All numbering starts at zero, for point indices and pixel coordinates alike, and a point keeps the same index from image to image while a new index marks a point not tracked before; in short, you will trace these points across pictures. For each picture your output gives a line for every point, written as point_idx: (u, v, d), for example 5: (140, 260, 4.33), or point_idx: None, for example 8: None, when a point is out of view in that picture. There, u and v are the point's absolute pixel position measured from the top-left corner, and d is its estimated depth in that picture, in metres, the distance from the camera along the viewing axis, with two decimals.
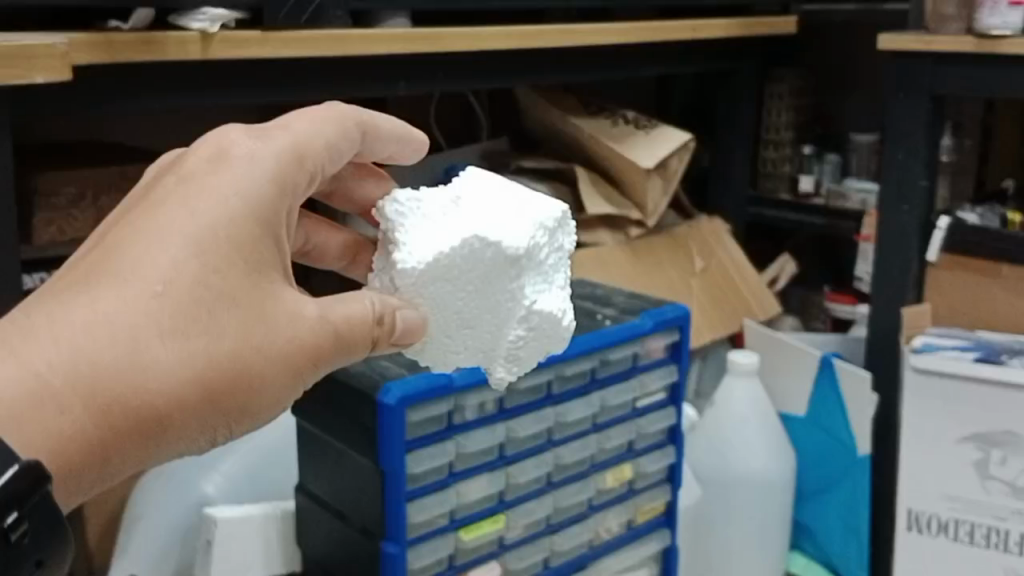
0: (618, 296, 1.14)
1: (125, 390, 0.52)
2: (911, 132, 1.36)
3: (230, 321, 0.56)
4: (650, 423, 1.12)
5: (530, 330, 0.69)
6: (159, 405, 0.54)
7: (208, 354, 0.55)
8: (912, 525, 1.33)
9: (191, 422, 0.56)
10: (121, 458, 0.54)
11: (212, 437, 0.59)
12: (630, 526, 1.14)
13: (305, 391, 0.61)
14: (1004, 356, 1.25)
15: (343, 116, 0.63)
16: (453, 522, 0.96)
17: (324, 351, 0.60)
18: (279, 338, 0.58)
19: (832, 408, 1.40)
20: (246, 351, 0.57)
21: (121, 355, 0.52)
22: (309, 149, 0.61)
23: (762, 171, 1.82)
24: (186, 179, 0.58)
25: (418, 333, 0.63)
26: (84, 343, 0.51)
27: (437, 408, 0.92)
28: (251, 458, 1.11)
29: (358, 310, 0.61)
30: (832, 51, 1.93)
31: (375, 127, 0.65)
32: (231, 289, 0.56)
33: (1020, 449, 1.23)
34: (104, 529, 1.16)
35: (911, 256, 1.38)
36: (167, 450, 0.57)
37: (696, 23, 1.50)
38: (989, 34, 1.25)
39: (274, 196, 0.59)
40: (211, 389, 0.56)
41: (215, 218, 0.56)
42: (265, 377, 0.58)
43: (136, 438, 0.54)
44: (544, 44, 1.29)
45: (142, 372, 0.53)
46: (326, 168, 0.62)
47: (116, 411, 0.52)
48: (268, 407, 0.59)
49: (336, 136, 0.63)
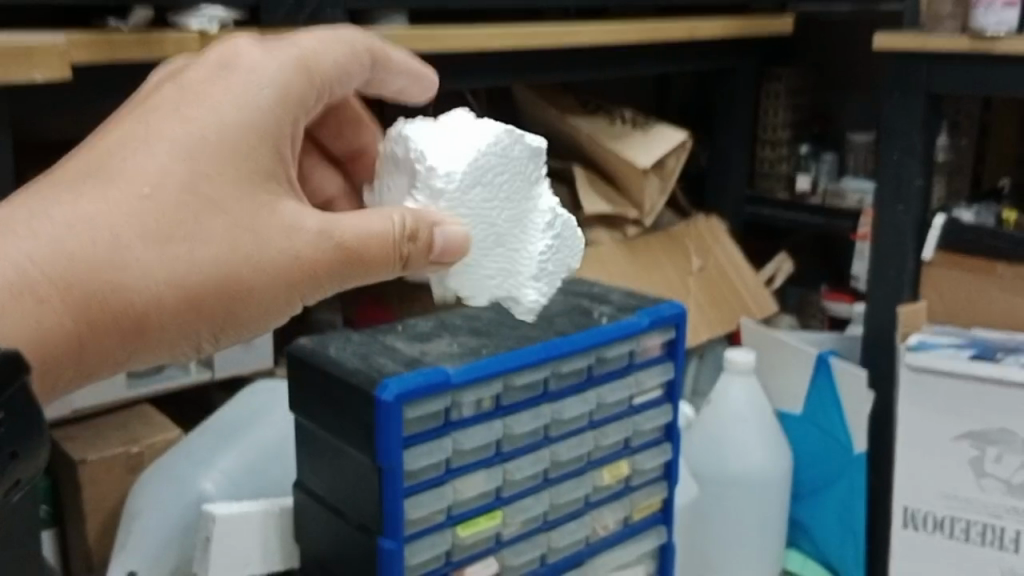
0: (615, 294, 1.15)
1: (111, 285, 0.59)
2: (906, 130, 1.36)
3: (217, 228, 0.63)
4: (646, 420, 1.13)
5: (555, 242, 0.78)
6: (136, 304, 0.61)
7: (190, 260, 0.62)
8: (908, 522, 1.33)
9: (174, 322, 0.63)
10: (103, 352, 0.61)
11: (195, 341, 0.66)
12: (627, 523, 1.15)
13: (295, 304, 0.68)
14: (1000, 353, 1.26)
15: (356, 41, 0.72)
16: (450, 518, 0.97)
17: (322, 265, 0.66)
18: (271, 252, 0.65)
19: (829, 406, 1.41)
20: (232, 261, 0.64)
21: (107, 251, 0.59)
22: (321, 62, 0.69)
23: (760, 171, 1.83)
24: (189, 89, 0.65)
25: (457, 250, 0.69)
26: (70, 241, 0.57)
27: (433, 405, 0.93)
28: (250, 455, 1.11)
29: (380, 226, 0.67)
30: (829, 51, 1.94)
31: (386, 56, 0.75)
32: (218, 198, 0.63)
33: (1016, 446, 1.24)
34: (103, 526, 1.17)
35: (906, 255, 1.39)
36: (151, 348, 0.64)
37: (693, 23, 1.51)
38: (984, 33, 1.25)
39: (276, 105, 0.66)
40: (193, 292, 0.63)
41: (206, 128, 0.63)
42: (251, 289, 0.65)
43: (119, 331, 0.61)
44: (541, 43, 1.30)
45: (126, 270, 0.59)
46: (335, 86, 0.71)
47: (94, 307, 0.58)
48: (251, 312, 0.66)
49: (348, 59, 0.71)
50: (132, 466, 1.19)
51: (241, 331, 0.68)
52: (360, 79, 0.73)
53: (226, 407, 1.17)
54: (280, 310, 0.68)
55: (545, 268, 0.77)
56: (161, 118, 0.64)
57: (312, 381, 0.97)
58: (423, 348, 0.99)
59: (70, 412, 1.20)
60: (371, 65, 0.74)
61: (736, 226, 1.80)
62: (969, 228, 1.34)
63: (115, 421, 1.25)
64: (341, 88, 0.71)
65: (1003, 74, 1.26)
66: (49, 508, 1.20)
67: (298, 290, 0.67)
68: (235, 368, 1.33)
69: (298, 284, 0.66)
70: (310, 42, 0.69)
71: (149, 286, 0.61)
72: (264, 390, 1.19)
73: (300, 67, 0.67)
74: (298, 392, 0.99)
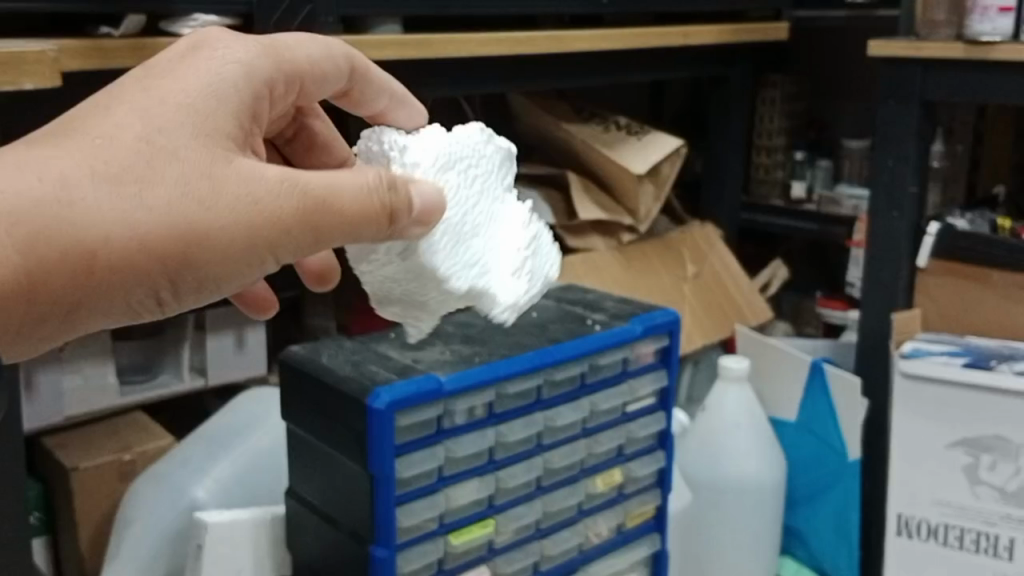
0: (609, 301, 1.15)
1: (53, 223, 0.54)
2: (901, 138, 1.36)
3: (173, 174, 0.59)
4: (640, 428, 1.13)
5: (530, 243, 0.79)
6: (85, 244, 0.55)
7: (142, 202, 0.57)
8: (902, 530, 1.33)
9: (127, 270, 0.58)
10: (48, 298, 0.56)
11: (152, 292, 0.60)
12: (620, 530, 1.14)
13: (266, 259, 0.63)
14: (993, 361, 1.26)
15: (335, 50, 0.74)
16: (442, 527, 0.96)
17: (288, 213, 0.62)
18: (232, 198, 0.60)
19: (823, 413, 1.41)
20: (190, 205, 0.59)
21: (49, 190, 0.54)
22: (303, 72, 0.71)
23: (754, 177, 1.84)
24: (152, 65, 0.64)
25: (435, 209, 0.68)
26: (14, 177, 0.54)
27: (426, 413, 0.93)
28: (243, 463, 1.11)
29: (355, 184, 0.64)
30: (823, 57, 1.94)
31: (364, 69, 0.77)
32: (177, 147, 0.59)
33: (1010, 453, 1.24)
34: (95, 534, 1.16)
35: (901, 262, 1.39)
36: (101, 300, 0.58)
37: (688, 29, 1.51)
38: (978, 40, 1.25)
39: (240, 81, 0.65)
40: (146, 237, 0.57)
41: (169, 93, 0.61)
42: (211, 237, 0.60)
43: (69, 276, 0.56)
44: (536, 50, 1.30)
45: (70, 209, 0.55)
46: (308, 83, 0.71)
47: (44, 246, 0.54)
48: (214, 260, 0.60)
49: (323, 58, 0.72)
50: (124, 474, 1.18)
51: (204, 288, 0.62)
52: (333, 88, 0.75)
53: (219, 415, 1.17)
54: (248, 262, 0.62)
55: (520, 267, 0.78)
56: (125, 87, 0.62)
57: (303, 388, 0.97)
58: (415, 355, 0.99)
59: (64, 418, 1.20)
60: (349, 76, 0.76)
61: (731, 232, 1.80)
62: (963, 235, 1.34)
63: (108, 428, 1.25)
64: (313, 94, 0.74)
65: (996, 81, 1.26)
66: (41, 515, 1.19)
67: (263, 245, 0.62)
68: (228, 376, 1.33)
69: (264, 235, 0.61)
70: (307, 52, 0.71)
71: (99, 224, 0.56)
72: (256, 397, 1.19)
73: (272, 62, 0.68)
74: (290, 400, 0.99)
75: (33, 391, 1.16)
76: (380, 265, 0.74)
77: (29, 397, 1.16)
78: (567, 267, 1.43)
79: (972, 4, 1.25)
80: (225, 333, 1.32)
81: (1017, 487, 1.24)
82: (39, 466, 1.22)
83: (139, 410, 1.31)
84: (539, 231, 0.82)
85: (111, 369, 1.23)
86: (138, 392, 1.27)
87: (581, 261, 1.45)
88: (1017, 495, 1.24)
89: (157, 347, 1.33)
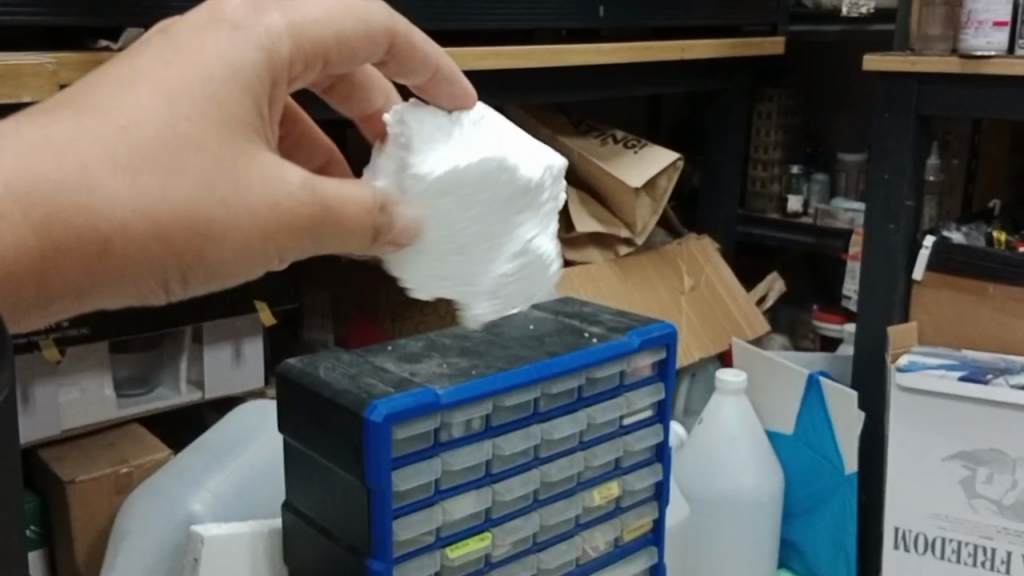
0: (605, 313, 1.15)
1: (71, 206, 0.48)
2: (897, 151, 1.37)
3: (197, 165, 0.54)
4: (637, 441, 1.13)
5: (521, 265, 0.77)
6: (103, 230, 0.50)
7: (162, 193, 0.52)
8: (899, 543, 1.33)
9: (143, 262, 0.53)
10: (58, 282, 0.50)
11: (154, 284, 0.55)
12: (618, 544, 1.14)
13: (271, 264, 0.60)
14: (989, 374, 1.26)
15: (371, 19, 0.63)
16: (439, 539, 0.96)
17: (303, 221, 0.59)
18: (250, 201, 0.56)
19: (820, 425, 1.41)
20: (211, 199, 0.54)
21: (67, 170, 0.48)
22: (332, 33, 0.61)
23: (751, 191, 1.84)
24: (171, 37, 0.57)
25: (409, 234, 0.68)
26: (38, 154, 0.47)
27: (424, 426, 0.93)
28: (240, 476, 1.11)
29: (360, 195, 0.62)
30: (819, 71, 1.95)
31: (406, 42, 0.66)
32: (201, 135, 0.54)
33: (1007, 466, 1.24)
34: (92, 546, 1.16)
35: (897, 274, 1.40)
36: (109, 288, 0.53)
37: (685, 44, 1.52)
38: (974, 55, 1.25)
39: (263, 64, 0.58)
40: (167, 230, 0.53)
41: (191, 71, 0.55)
42: (227, 232, 0.56)
43: (79, 265, 0.50)
44: (533, 64, 1.31)
45: (88, 193, 0.49)
46: (336, 58, 0.62)
47: (61, 231, 0.48)
48: (225, 259, 0.56)
49: (356, 33, 0.62)
50: (121, 486, 1.18)
51: (205, 282, 0.57)
52: (372, 60, 0.66)
53: (216, 428, 1.17)
54: (254, 264, 0.58)
55: (501, 288, 0.77)
56: (139, 58, 0.55)
57: (300, 400, 0.97)
58: (412, 368, 0.99)
59: (61, 432, 1.20)
60: (388, 51, 0.66)
61: (727, 245, 1.81)
62: (958, 248, 1.35)
63: (105, 440, 1.24)
64: (348, 64, 0.64)
65: (991, 94, 1.27)
66: (37, 529, 1.19)
67: (272, 247, 0.58)
68: (225, 388, 1.33)
69: (275, 236, 0.58)
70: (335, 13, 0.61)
71: (122, 209, 0.50)
72: (253, 409, 1.19)
73: (292, 34, 0.59)
74: (286, 412, 0.99)
75: (30, 405, 1.16)
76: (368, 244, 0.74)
77: (26, 411, 1.16)
78: (564, 279, 1.44)
79: (968, 18, 1.27)
80: (221, 345, 1.31)
81: (1014, 500, 1.24)
82: (35, 479, 1.21)
83: (136, 422, 1.31)
84: (541, 248, 0.78)
85: (108, 382, 1.23)
86: (136, 405, 1.27)
87: (577, 273, 1.46)
88: (1014, 508, 1.24)
89: (154, 359, 1.33)
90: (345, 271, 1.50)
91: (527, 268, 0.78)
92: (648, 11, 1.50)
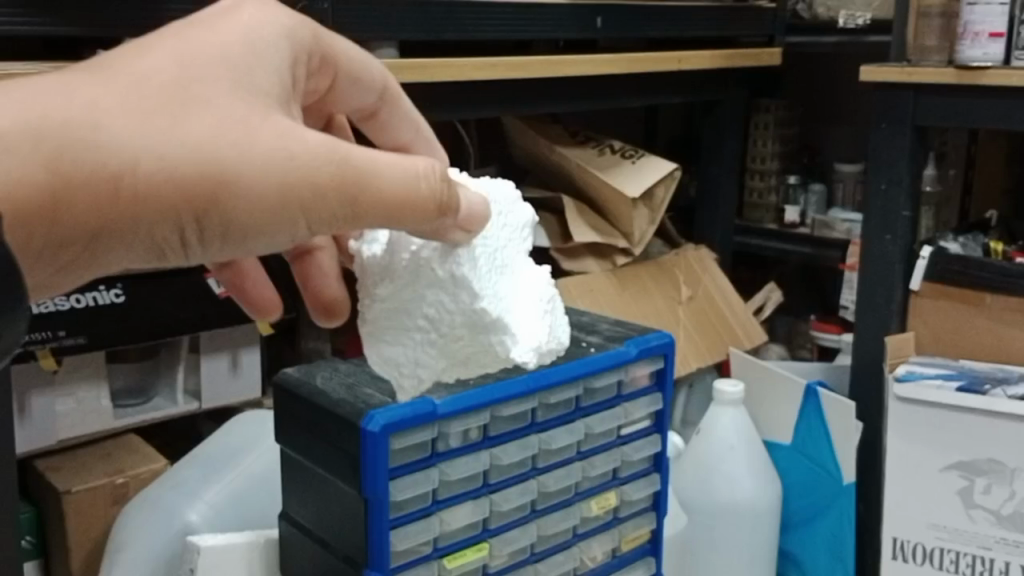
0: (603, 323, 1.15)
1: (79, 140, 0.50)
2: (894, 161, 1.37)
3: (209, 114, 0.54)
4: (635, 451, 1.12)
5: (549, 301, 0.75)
6: (112, 165, 0.51)
7: (177, 136, 0.53)
8: (897, 554, 1.33)
9: (156, 206, 0.52)
10: (69, 224, 0.51)
11: (176, 231, 0.54)
12: (615, 555, 1.14)
13: (305, 231, 0.57)
14: (987, 384, 1.26)
15: (373, 68, 0.73)
16: (436, 550, 0.96)
17: (335, 181, 0.56)
18: (271, 152, 0.55)
19: (817, 435, 1.41)
20: (220, 144, 0.54)
21: (76, 110, 0.50)
22: (338, 65, 0.70)
23: (748, 201, 1.84)
24: (196, 23, 0.60)
25: (479, 220, 0.64)
26: (40, 98, 0.50)
27: (421, 436, 0.93)
28: (236, 486, 1.10)
29: (409, 165, 0.58)
30: (816, 82, 1.96)
31: (396, 95, 0.75)
32: (205, 93, 0.55)
33: (1005, 477, 1.24)
34: (88, 557, 1.16)
35: (895, 284, 1.39)
36: (124, 232, 0.53)
37: (681, 55, 1.52)
38: (969, 66, 1.26)
39: (278, 50, 0.62)
40: (180, 172, 0.53)
41: (211, 47, 0.58)
42: (243, 179, 0.54)
43: (89, 202, 0.51)
44: (530, 74, 1.31)
45: (94, 129, 0.50)
46: (337, 87, 0.72)
47: (68, 164, 0.50)
48: (248, 215, 0.55)
49: (361, 75, 0.72)
50: (117, 497, 1.17)
51: (230, 239, 0.56)
52: (359, 100, 0.74)
53: (213, 438, 1.17)
54: (284, 228, 0.56)
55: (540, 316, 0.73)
56: (159, 36, 0.58)
57: (297, 410, 0.97)
58: None
59: (56, 442, 1.20)
60: (380, 98, 0.75)
61: (725, 256, 1.81)
62: (955, 259, 1.35)
63: (101, 451, 1.24)
64: (340, 96, 0.73)
65: (987, 105, 1.27)
66: (33, 540, 1.18)
67: (296, 202, 0.56)
68: (222, 398, 1.33)
69: (296, 192, 0.55)
70: (348, 51, 0.70)
71: (125, 145, 0.51)
72: (250, 419, 1.19)
73: (308, 34, 0.65)
74: (283, 421, 0.99)
75: (26, 415, 1.16)
76: (397, 288, 0.70)
77: (22, 421, 1.16)
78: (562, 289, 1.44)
79: (964, 29, 1.28)
80: (218, 355, 1.31)
81: (1012, 510, 1.24)
82: (31, 489, 1.21)
83: (132, 433, 1.31)
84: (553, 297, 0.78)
85: (104, 392, 1.23)
86: (133, 415, 1.27)
87: (576, 283, 1.46)
88: (1012, 519, 1.24)
89: (150, 369, 1.33)
90: None
91: (555, 305, 0.76)
92: (646, 22, 1.51)
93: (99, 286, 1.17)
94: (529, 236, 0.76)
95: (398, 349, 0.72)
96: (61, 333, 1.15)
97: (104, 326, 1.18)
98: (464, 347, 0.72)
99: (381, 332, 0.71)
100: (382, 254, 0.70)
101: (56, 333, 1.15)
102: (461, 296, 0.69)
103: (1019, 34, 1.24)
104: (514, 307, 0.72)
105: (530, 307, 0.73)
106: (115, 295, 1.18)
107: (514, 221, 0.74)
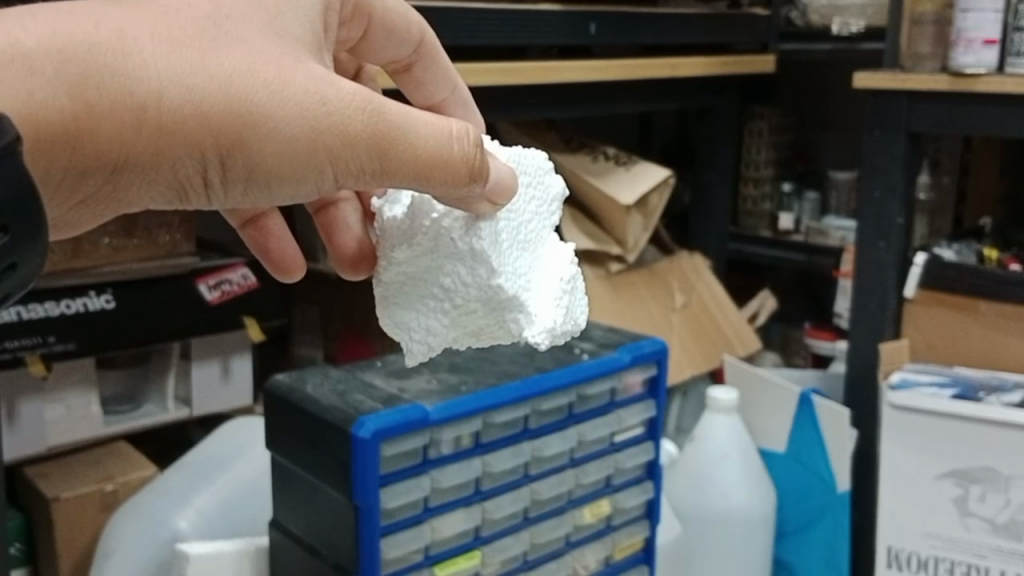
0: (596, 330, 1.14)
1: (106, 68, 0.51)
2: (888, 168, 1.37)
3: (237, 51, 0.55)
4: (628, 459, 1.12)
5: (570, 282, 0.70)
6: (136, 94, 0.51)
7: (205, 70, 0.53)
8: (892, 562, 1.32)
9: (180, 140, 0.53)
10: (95, 150, 0.52)
11: (198, 168, 0.55)
12: (608, 563, 1.13)
13: (325, 185, 0.57)
14: (981, 393, 1.25)
15: (411, 15, 0.76)
16: (427, 558, 0.95)
17: (360, 132, 0.56)
18: (296, 93, 0.55)
19: (812, 443, 1.40)
20: (249, 82, 0.54)
21: (109, 35, 0.51)
22: (371, 14, 0.73)
23: (742, 209, 1.84)
24: None
25: (507, 190, 0.62)
26: (69, 22, 0.50)
27: (413, 443, 0.92)
28: (226, 494, 1.09)
29: (442, 127, 0.58)
30: (810, 89, 1.96)
31: (433, 44, 0.78)
32: (239, 31, 0.56)
33: (999, 485, 1.23)
34: (77, 564, 1.15)
35: (888, 292, 1.39)
36: (149, 164, 0.54)
37: (676, 61, 1.52)
38: (963, 73, 1.26)
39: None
40: (203, 108, 0.53)
41: None
42: (269, 122, 0.54)
43: (113, 131, 0.52)
44: (524, 81, 1.31)
45: (124, 57, 0.51)
46: (374, 29, 0.74)
47: (93, 91, 0.50)
48: (270, 156, 0.55)
49: (398, 22, 0.75)
50: (106, 504, 1.16)
51: (253, 182, 0.56)
52: (394, 52, 0.77)
53: (204, 445, 1.16)
54: (306, 176, 0.56)
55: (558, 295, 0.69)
56: None
57: (288, 415, 0.96)
58: (401, 385, 0.98)
59: (45, 449, 1.19)
60: (416, 47, 0.78)
61: (719, 263, 1.81)
62: (950, 266, 1.35)
63: (90, 457, 1.23)
64: (372, 48, 0.76)
65: (982, 113, 1.27)
66: (21, 547, 1.17)
67: (321, 146, 0.55)
68: (213, 405, 1.32)
69: (325, 139, 0.55)
70: (384, 2, 0.73)
71: (152, 74, 0.52)
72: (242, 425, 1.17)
73: None
74: (273, 429, 0.98)
75: (15, 422, 1.16)
76: (415, 254, 0.66)
77: (11, 427, 1.15)
78: None
79: (956, 36, 1.27)
80: (210, 361, 1.31)
81: (1007, 519, 1.23)
82: (20, 496, 1.20)
83: (122, 440, 1.30)
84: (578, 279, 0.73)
85: (94, 399, 1.22)
86: (123, 422, 1.26)
87: None
88: (1007, 527, 1.23)
89: (141, 375, 1.32)
90: (335, 287, 1.50)
91: (575, 288, 0.72)
92: (639, 29, 1.51)
93: (90, 291, 1.17)
94: (554, 215, 0.74)
95: (410, 315, 0.68)
96: (51, 338, 1.13)
97: (93, 332, 1.17)
98: (478, 322, 0.68)
99: (396, 297, 0.68)
100: (403, 216, 0.66)
101: (46, 338, 1.13)
102: (479, 270, 0.65)
103: (1013, 41, 1.24)
104: (534, 286, 0.68)
105: (549, 289, 0.69)
106: (105, 301, 1.18)
107: (540, 196, 0.72)
